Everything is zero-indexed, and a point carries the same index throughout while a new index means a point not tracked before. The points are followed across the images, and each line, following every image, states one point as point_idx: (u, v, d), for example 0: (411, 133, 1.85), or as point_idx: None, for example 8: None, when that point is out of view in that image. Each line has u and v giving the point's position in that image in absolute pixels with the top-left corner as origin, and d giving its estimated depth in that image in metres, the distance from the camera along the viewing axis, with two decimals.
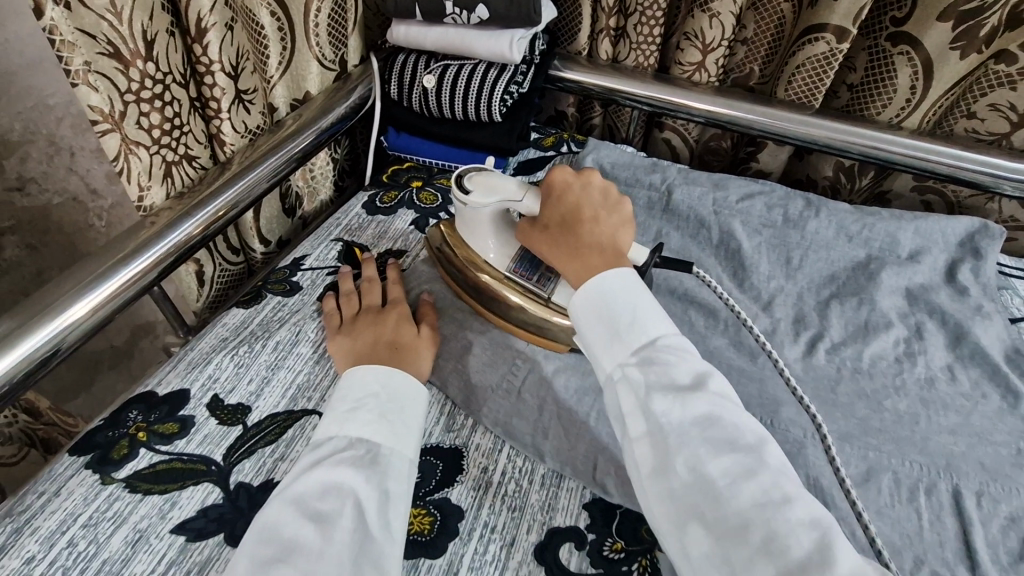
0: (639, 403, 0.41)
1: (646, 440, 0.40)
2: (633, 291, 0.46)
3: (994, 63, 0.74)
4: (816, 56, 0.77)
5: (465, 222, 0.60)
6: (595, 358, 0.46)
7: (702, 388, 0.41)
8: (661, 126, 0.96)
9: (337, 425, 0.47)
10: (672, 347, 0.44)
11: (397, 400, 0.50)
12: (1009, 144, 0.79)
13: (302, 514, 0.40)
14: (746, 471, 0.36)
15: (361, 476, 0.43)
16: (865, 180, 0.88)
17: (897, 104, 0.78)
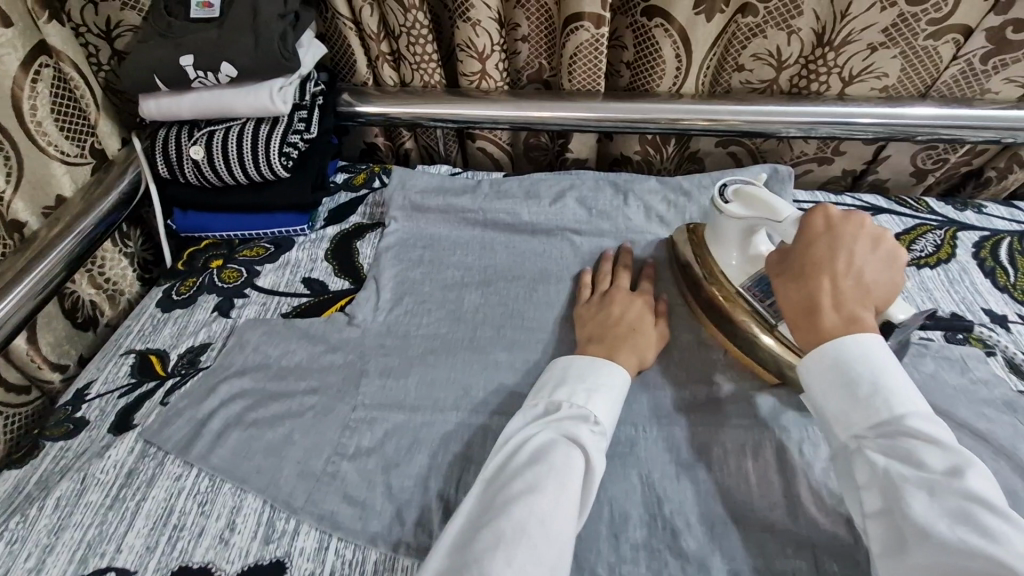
0: (880, 483, 0.43)
1: (880, 505, 0.43)
2: (872, 364, 0.47)
3: (741, 17, 0.75)
4: (584, 44, 0.78)
5: (717, 233, 0.64)
6: (830, 422, 0.48)
7: (962, 479, 0.40)
8: (472, 137, 0.94)
9: (581, 396, 0.54)
10: (922, 425, 0.44)
11: (620, 392, 0.56)
12: (779, 89, 0.82)
13: (542, 465, 0.47)
14: (986, 563, 0.36)
15: (596, 454, 0.50)
16: (669, 147, 0.92)
17: (670, 73, 0.81)
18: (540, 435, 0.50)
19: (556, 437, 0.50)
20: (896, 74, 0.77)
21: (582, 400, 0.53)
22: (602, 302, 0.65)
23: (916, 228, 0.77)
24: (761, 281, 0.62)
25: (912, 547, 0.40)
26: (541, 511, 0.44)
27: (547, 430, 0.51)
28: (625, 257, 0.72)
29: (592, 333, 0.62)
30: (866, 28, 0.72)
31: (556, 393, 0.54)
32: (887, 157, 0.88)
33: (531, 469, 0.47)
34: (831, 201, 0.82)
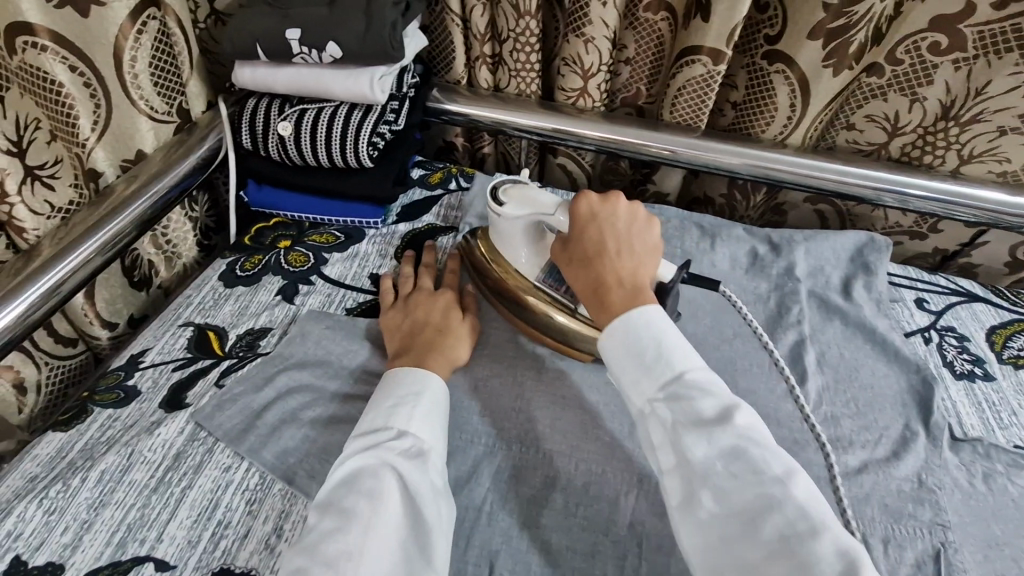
0: (670, 439, 0.43)
1: (672, 462, 0.43)
2: (661, 327, 0.47)
3: (865, 76, 0.72)
4: (695, 78, 0.75)
5: (501, 236, 0.63)
6: (626, 387, 0.47)
7: (727, 421, 0.41)
8: (555, 152, 0.91)
9: (402, 411, 0.50)
10: (700, 382, 0.44)
11: (437, 400, 0.52)
12: (887, 154, 0.78)
13: (348, 495, 0.44)
14: (756, 498, 0.38)
15: (407, 465, 0.46)
16: (757, 195, 0.88)
17: (779, 122, 0.77)
18: (354, 456, 0.47)
19: (375, 463, 0.46)
20: (1019, 160, 0.72)
21: (401, 422, 0.49)
22: (408, 307, 0.62)
23: (1014, 324, 0.73)
24: (551, 270, 0.62)
25: (699, 496, 0.40)
26: (367, 525, 0.42)
27: (359, 453, 0.47)
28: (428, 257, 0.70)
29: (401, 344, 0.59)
30: (998, 109, 0.69)
31: (399, 411, 0.50)
32: (985, 242, 0.84)
33: (342, 493, 0.44)
34: (925, 279, 0.78)
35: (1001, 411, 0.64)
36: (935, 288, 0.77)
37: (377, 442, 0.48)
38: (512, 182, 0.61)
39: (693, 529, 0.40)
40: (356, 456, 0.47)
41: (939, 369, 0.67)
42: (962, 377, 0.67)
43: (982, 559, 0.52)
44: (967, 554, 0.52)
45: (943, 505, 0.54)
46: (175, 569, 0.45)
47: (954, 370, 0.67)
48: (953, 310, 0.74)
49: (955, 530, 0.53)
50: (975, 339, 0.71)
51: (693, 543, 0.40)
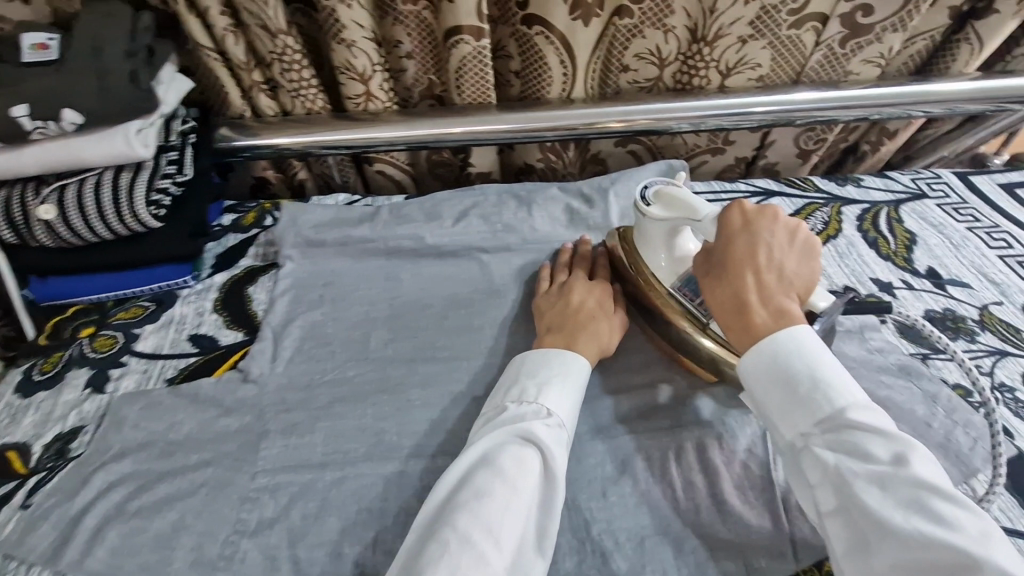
0: (831, 480, 0.43)
1: (834, 503, 0.43)
2: (810, 351, 0.47)
3: (619, 19, 0.75)
4: (467, 57, 0.76)
5: (641, 235, 0.63)
6: (781, 422, 0.47)
7: (905, 468, 0.40)
8: (370, 161, 0.89)
9: (542, 394, 0.54)
10: (873, 414, 0.43)
11: (580, 377, 0.56)
12: (664, 85, 0.84)
13: (490, 469, 0.47)
14: (949, 552, 0.36)
15: (553, 449, 0.49)
16: (569, 152, 0.92)
17: (558, 79, 0.80)
18: (506, 430, 0.50)
19: (512, 439, 0.50)
20: (768, 64, 0.79)
21: (541, 399, 0.53)
22: (563, 293, 0.65)
23: (806, 208, 0.79)
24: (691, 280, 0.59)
25: (876, 550, 0.39)
26: (492, 507, 0.44)
27: (501, 429, 0.51)
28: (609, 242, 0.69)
29: (551, 323, 0.62)
30: (735, 22, 0.73)
31: (536, 390, 0.54)
32: (773, 142, 0.91)
33: (459, 489, 0.46)
34: (726, 189, 0.84)
35: None
36: (736, 195, 0.83)
37: (523, 419, 0.52)
38: (675, 186, 0.61)
39: None
40: (506, 430, 0.50)
41: None
42: None
43: None
44: None
45: None
46: None
47: None
48: None
49: None
50: None
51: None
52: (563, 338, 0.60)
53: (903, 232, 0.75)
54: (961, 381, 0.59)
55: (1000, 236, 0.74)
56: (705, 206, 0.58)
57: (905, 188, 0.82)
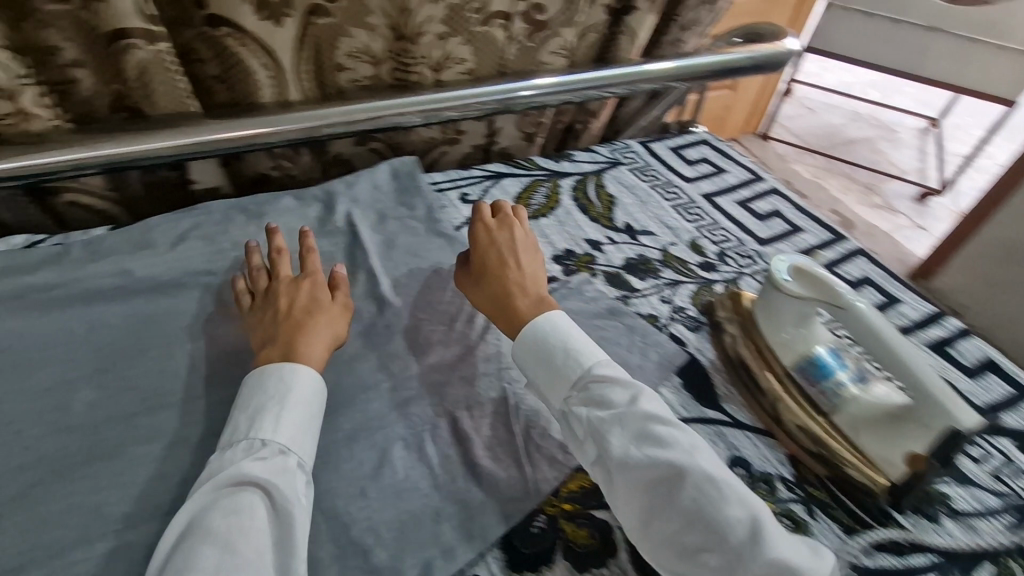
0: (623, 470, 0.49)
1: (598, 463, 0.51)
2: (570, 334, 0.58)
3: (316, 19, 0.73)
4: (145, 62, 0.68)
5: (768, 307, 0.63)
6: (613, 427, 0.51)
7: (652, 421, 0.50)
8: (53, 191, 0.74)
9: (283, 419, 0.50)
10: (606, 364, 0.55)
11: (310, 395, 0.53)
12: (384, 83, 0.85)
13: (236, 512, 0.44)
14: (665, 468, 0.47)
15: (281, 479, 0.47)
16: (305, 156, 0.88)
17: (266, 84, 0.77)
18: (243, 478, 0.46)
19: (226, 491, 0.46)
20: (471, 58, 0.85)
21: (269, 429, 0.49)
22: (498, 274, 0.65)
23: (530, 185, 0.89)
24: (809, 362, 0.60)
25: (622, 499, 0.49)
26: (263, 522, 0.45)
27: (240, 476, 0.46)
28: (275, 240, 0.68)
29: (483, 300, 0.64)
30: (428, 20, 0.78)
31: (277, 414, 0.50)
32: (500, 128, 1.00)
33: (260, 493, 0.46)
34: (462, 176, 0.89)
35: None
36: (471, 181, 0.89)
37: (257, 450, 0.48)
38: (811, 263, 0.60)
39: (648, 536, 0.47)
40: (219, 480, 0.46)
41: None
42: None
43: None
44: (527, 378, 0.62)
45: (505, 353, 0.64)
46: None
47: None
48: (488, 194, 0.87)
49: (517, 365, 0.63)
50: None
51: (652, 540, 0.47)
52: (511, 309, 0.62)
53: (606, 196, 0.89)
54: (652, 309, 0.72)
55: (673, 189, 0.92)
56: (849, 289, 0.55)
57: (606, 158, 0.97)
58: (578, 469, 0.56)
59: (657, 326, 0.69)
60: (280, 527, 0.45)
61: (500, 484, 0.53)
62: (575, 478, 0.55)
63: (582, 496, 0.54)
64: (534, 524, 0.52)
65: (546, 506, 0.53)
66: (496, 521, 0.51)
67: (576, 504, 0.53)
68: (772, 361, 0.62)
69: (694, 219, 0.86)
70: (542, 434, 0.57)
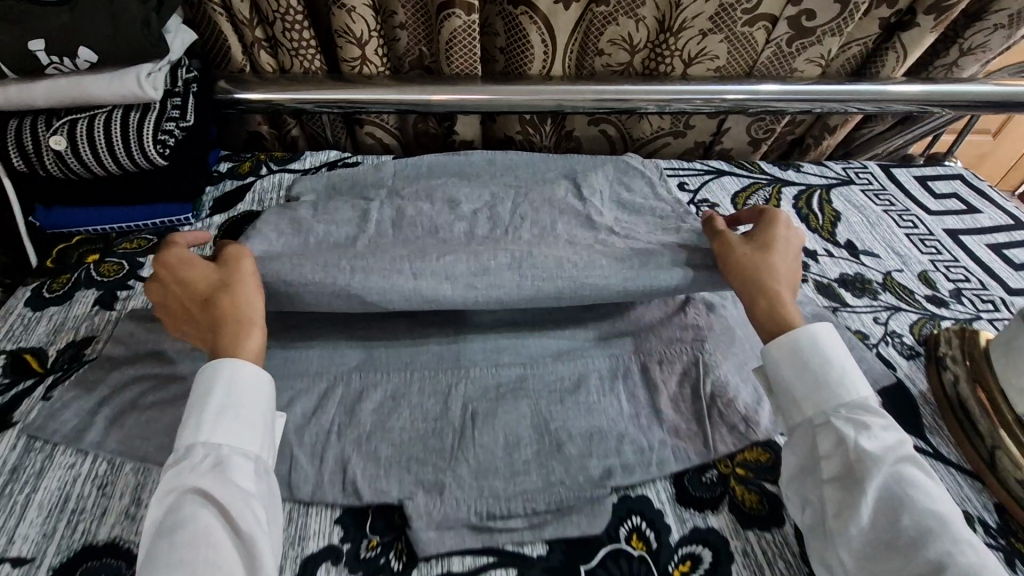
0: (846, 462, 0.48)
1: (835, 470, 0.49)
2: (839, 352, 0.54)
3: (595, 6, 0.84)
4: (457, 30, 0.84)
5: (1010, 348, 0.59)
6: (866, 452, 0.48)
7: (900, 450, 0.49)
8: (360, 122, 0.96)
9: (206, 420, 0.48)
10: (875, 405, 0.51)
11: (234, 397, 0.49)
12: (633, 70, 0.93)
13: (172, 527, 0.43)
14: (922, 514, 0.45)
15: (210, 487, 0.45)
16: (545, 126, 1.00)
17: (539, 57, 0.88)
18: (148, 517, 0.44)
19: (174, 500, 0.45)
20: (724, 57, 0.89)
21: (198, 433, 0.48)
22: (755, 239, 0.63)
23: (750, 186, 0.90)
24: None
25: (856, 511, 0.46)
26: (239, 495, 0.45)
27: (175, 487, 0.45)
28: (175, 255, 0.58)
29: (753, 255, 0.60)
30: (695, 16, 0.83)
31: (192, 419, 0.48)
32: (727, 129, 1.02)
33: (160, 541, 0.43)
34: (685, 166, 0.95)
35: None
36: (693, 172, 0.93)
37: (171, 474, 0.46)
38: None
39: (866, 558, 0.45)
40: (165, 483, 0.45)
41: None
42: None
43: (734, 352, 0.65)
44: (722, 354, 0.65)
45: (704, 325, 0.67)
46: (33, 561, 0.47)
47: None
48: (706, 186, 0.91)
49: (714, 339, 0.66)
50: (723, 203, 0.88)
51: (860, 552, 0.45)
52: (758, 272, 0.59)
53: (830, 211, 0.87)
54: (862, 327, 0.70)
55: (909, 217, 0.86)
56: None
57: (836, 175, 0.94)
58: (757, 442, 0.58)
59: (865, 343, 0.68)
60: (234, 528, 0.44)
61: (680, 432, 0.58)
62: (752, 449, 0.58)
63: (756, 467, 0.56)
64: (705, 475, 0.56)
65: (720, 464, 0.56)
66: (674, 460, 0.55)
67: (750, 471, 0.56)
68: (1003, 407, 0.58)
69: (930, 252, 0.81)
70: (728, 402, 0.60)
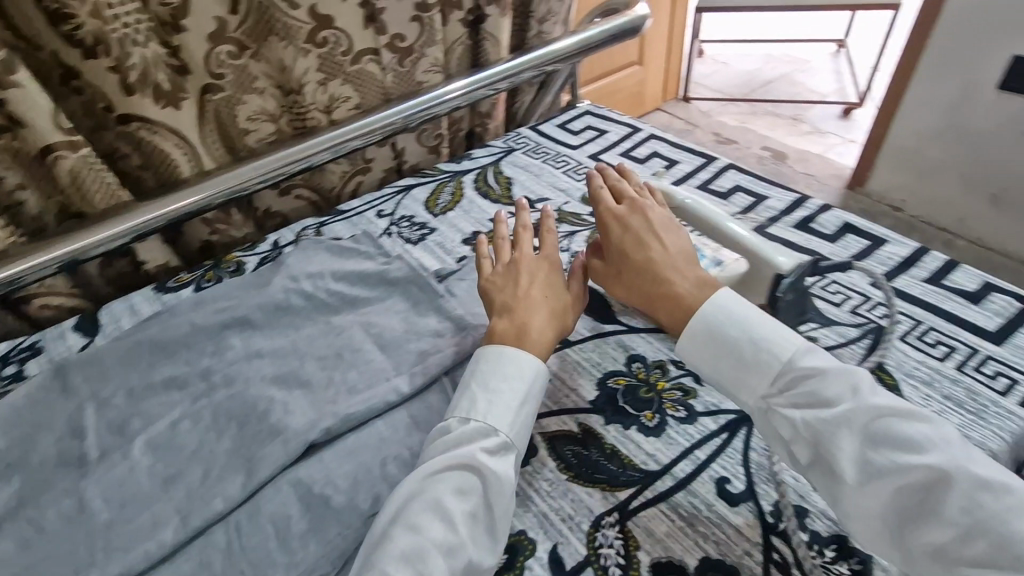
0: (808, 442, 0.49)
1: (810, 456, 0.49)
2: (741, 313, 0.54)
3: (212, 96, 0.85)
4: (75, 169, 0.79)
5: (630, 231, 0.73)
6: (830, 432, 0.47)
7: (864, 402, 0.47)
8: (21, 300, 0.85)
9: (485, 403, 0.55)
10: (825, 369, 0.49)
11: (530, 377, 0.57)
12: (286, 134, 0.97)
13: (414, 530, 0.47)
14: (923, 473, 0.43)
15: (455, 494, 0.49)
16: (235, 215, 1.00)
17: (183, 159, 0.88)
18: (449, 459, 0.51)
19: (434, 476, 0.50)
20: (354, 95, 0.98)
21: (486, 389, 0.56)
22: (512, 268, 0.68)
23: (437, 188, 1.00)
24: None
25: (864, 497, 0.45)
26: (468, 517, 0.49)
27: (445, 459, 0.51)
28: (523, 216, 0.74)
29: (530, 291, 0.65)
30: (306, 71, 0.90)
31: (478, 395, 0.55)
32: (403, 148, 1.12)
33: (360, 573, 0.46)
34: (378, 196, 1.02)
35: (447, 245, 0.88)
36: (386, 198, 1.01)
37: (455, 458, 0.51)
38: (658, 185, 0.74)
39: (888, 530, 0.45)
40: (448, 463, 0.50)
41: (404, 246, 0.89)
42: (418, 241, 0.89)
43: (459, 332, 0.71)
44: (451, 338, 0.71)
45: (428, 324, 0.73)
46: None
47: (413, 241, 0.90)
48: (401, 204, 0.98)
49: (441, 330, 0.72)
50: (418, 212, 0.96)
51: (870, 516, 0.45)
52: (522, 303, 0.63)
53: (504, 180, 1.00)
54: None
55: (562, 158, 1.03)
56: (684, 195, 0.71)
57: (500, 149, 1.09)
58: None
59: None
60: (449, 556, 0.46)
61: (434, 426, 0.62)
62: None
63: None
64: None
65: None
66: None
67: None
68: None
69: (584, 178, 0.97)
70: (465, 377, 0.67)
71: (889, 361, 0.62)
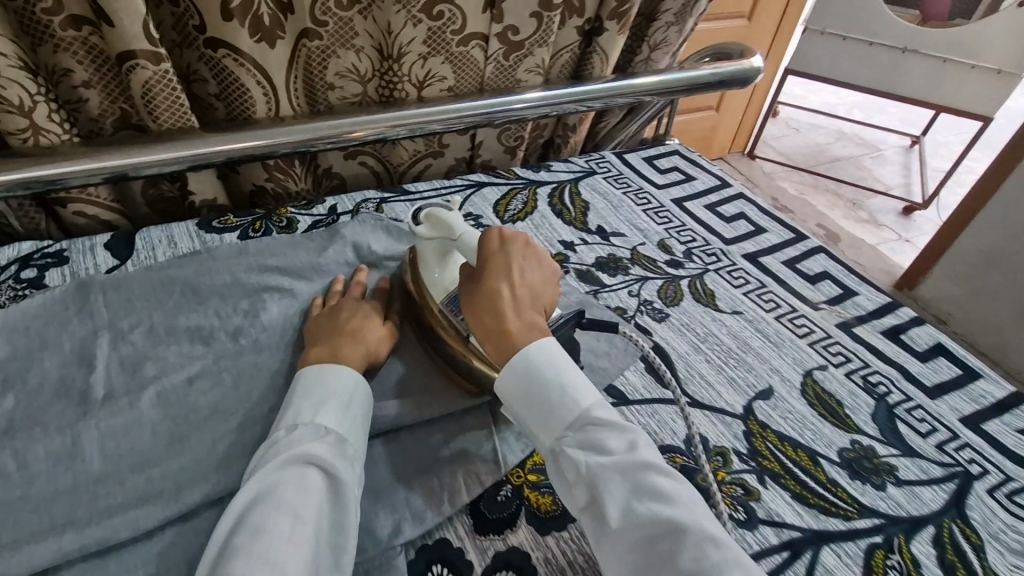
0: (585, 486, 0.46)
1: (582, 502, 0.47)
2: (556, 356, 0.52)
3: (306, 41, 0.81)
4: (150, 82, 0.73)
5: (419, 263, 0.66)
6: (597, 469, 0.46)
7: (636, 455, 0.46)
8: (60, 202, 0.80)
9: (305, 407, 0.50)
10: (606, 417, 0.49)
11: (311, 431, 0.48)
12: (370, 99, 0.92)
13: (263, 524, 0.42)
14: (664, 527, 0.42)
15: (299, 489, 0.44)
16: (297, 167, 0.93)
17: (260, 99, 0.82)
18: (282, 461, 0.46)
19: (276, 475, 0.45)
20: (451, 76, 0.93)
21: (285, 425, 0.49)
22: (331, 312, 0.62)
23: (508, 193, 0.95)
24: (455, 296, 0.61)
25: (616, 543, 0.44)
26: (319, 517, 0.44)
27: (275, 470, 0.46)
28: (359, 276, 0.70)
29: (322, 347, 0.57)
30: (410, 41, 0.85)
31: (294, 410, 0.50)
32: (481, 142, 1.07)
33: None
34: (446, 184, 0.96)
35: None
36: (455, 189, 0.95)
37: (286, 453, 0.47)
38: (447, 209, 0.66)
39: None
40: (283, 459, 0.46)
41: None
42: None
43: None
44: None
45: None
46: None
47: None
48: (468, 200, 0.93)
49: None
50: (486, 214, 0.90)
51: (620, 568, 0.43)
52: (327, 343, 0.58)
53: (580, 203, 0.94)
54: (620, 303, 0.76)
55: (643, 195, 0.98)
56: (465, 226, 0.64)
57: (580, 168, 1.03)
58: None
59: (624, 317, 0.74)
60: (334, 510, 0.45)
61: (469, 459, 0.56)
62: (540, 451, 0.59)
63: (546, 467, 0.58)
64: (499, 492, 0.55)
65: (511, 475, 0.56)
66: (464, 491, 0.54)
67: (540, 474, 0.57)
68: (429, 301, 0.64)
69: (664, 223, 0.92)
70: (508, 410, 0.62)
71: (974, 515, 0.56)
